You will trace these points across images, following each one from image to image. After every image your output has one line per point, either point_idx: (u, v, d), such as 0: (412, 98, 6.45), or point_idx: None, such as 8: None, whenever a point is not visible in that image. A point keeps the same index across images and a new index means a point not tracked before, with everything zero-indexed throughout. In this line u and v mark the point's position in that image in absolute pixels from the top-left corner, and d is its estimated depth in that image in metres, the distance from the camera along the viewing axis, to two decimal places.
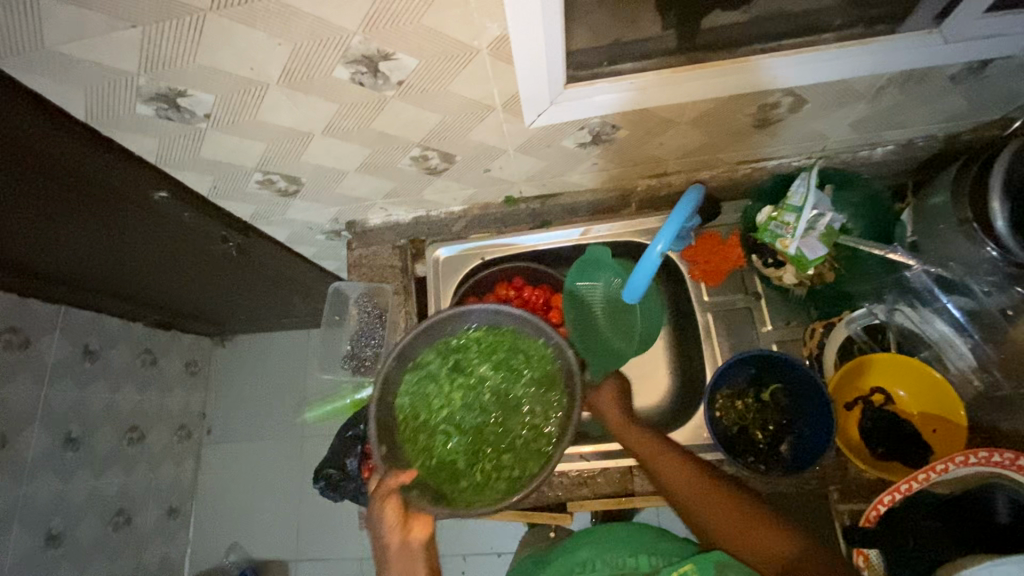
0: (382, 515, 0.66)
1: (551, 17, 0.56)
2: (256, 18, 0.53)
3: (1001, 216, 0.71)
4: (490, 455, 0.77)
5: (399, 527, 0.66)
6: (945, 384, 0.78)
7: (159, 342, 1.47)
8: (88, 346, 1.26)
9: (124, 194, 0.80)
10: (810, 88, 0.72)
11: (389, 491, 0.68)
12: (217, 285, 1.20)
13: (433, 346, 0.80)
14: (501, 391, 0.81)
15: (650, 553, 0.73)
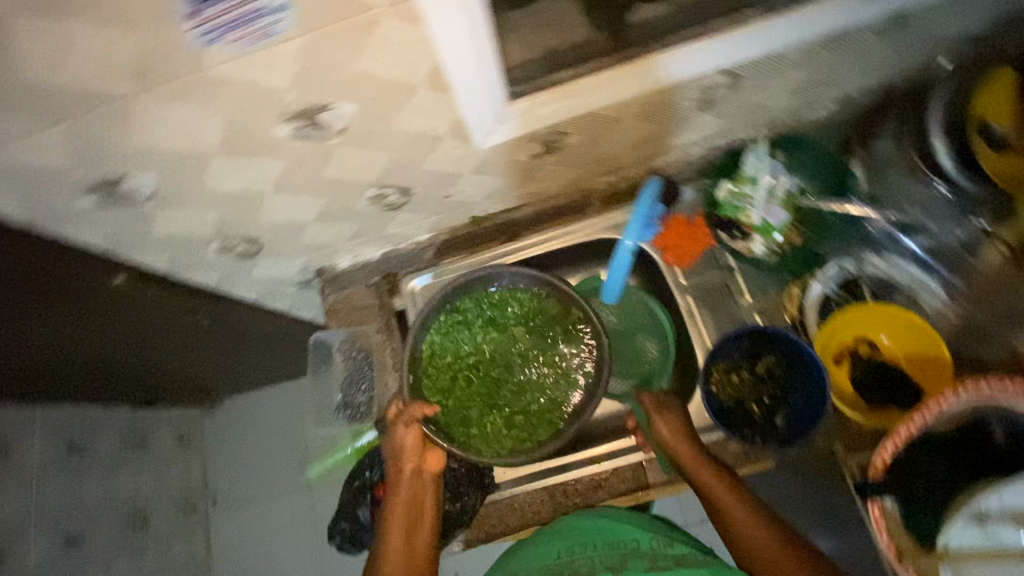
0: (404, 438, 0.83)
1: (481, 40, 0.56)
2: (185, 93, 0.52)
3: (944, 152, 0.76)
4: (506, 413, 0.90)
5: (414, 448, 0.83)
6: (924, 326, 0.80)
7: (146, 421, 1.37)
8: (72, 441, 1.17)
9: (83, 286, 0.77)
10: (744, 64, 0.73)
11: (410, 419, 0.84)
12: (198, 355, 1.14)
13: (477, 300, 0.93)
14: (528, 354, 0.93)
15: (651, 537, 0.75)
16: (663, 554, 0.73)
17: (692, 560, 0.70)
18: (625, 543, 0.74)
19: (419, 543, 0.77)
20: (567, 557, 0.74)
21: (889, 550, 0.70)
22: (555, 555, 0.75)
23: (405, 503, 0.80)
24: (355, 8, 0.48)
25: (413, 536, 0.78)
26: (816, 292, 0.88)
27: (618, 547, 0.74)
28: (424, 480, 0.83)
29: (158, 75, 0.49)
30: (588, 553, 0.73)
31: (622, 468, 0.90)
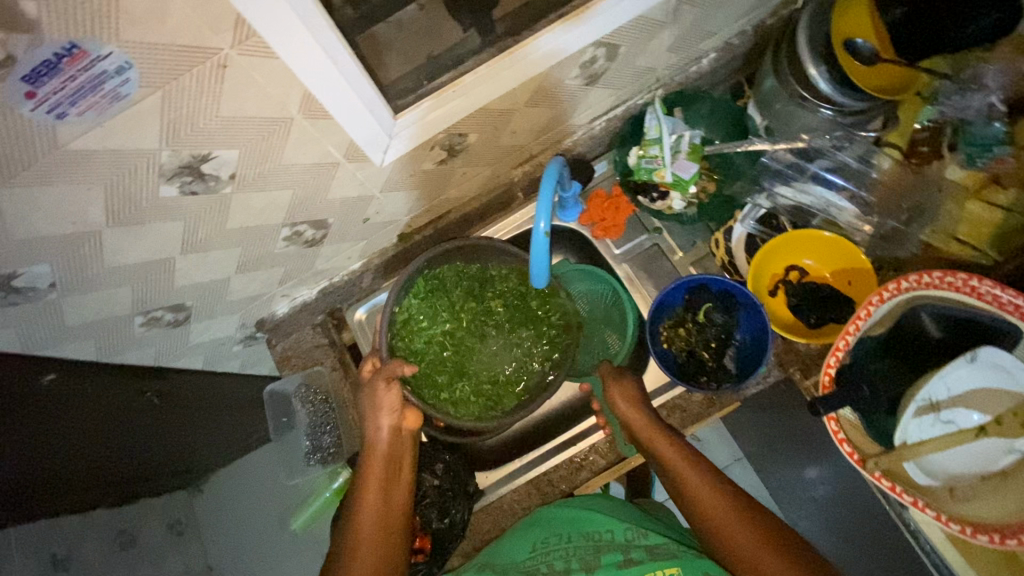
0: (384, 396, 0.82)
1: (343, 61, 0.57)
2: (51, 174, 0.51)
3: (822, 78, 0.80)
4: (477, 381, 0.92)
5: (394, 406, 0.82)
6: (839, 240, 0.84)
7: (136, 513, 0.95)
8: (56, 555, 0.78)
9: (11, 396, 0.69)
10: (615, 34, 0.75)
11: (390, 378, 0.83)
12: (189, 430, 0.97)
13: (455, 271, 0.94)
14: (505, 327, 0.95)
15: (625, 528, 0.78)
16: (635, 543, 0.75)
17: (663, 550, 0.73)
18: (598, 535, 0.78)
19: (395, 497, 0.75)
20: (541, 548, 0.77)
21: (849, 455, 0.75)
22: (533, 546, 0.78)
23: (384, 459, 0.78)
24: (201, 54, 0.48)
25: (389, 491, 0.75)
26: (739, 233, 0.92)
27: (591, 539, 0.77)
28: (400, 439, 0.81)
29: (17, 160, 0.48)
30: (563, 545, 0.77)
31: (599, 442, 0.91)
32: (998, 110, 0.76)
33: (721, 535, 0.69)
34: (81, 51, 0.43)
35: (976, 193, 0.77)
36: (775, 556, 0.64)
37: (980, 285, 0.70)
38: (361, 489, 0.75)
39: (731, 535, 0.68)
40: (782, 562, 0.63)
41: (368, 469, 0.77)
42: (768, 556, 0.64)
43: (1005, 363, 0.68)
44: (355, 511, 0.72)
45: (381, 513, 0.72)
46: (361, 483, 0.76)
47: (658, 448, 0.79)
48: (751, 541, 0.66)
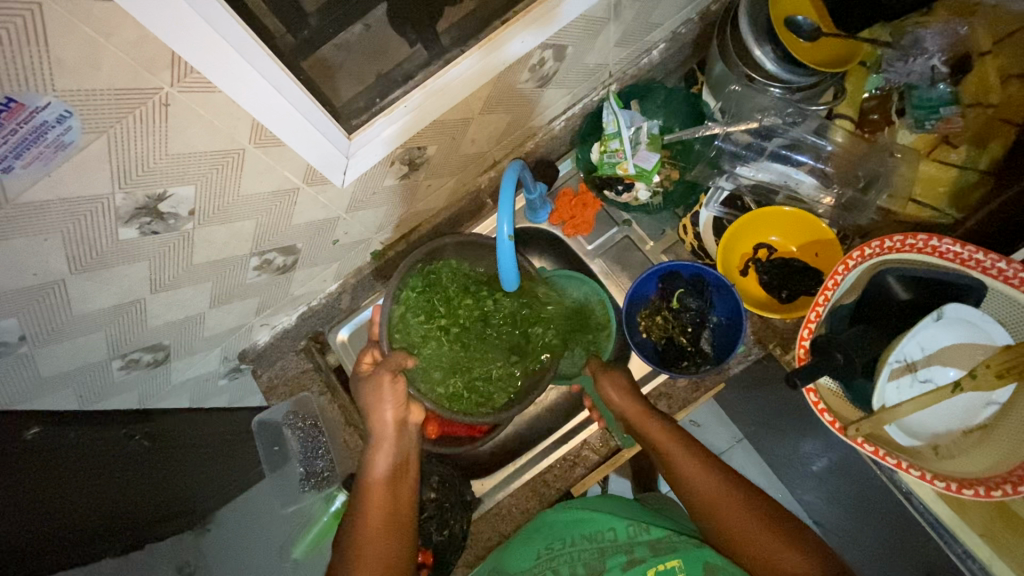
0: (387, 387, 0.77)
1: (287, 86, 0.57)
2: (5, 229, 0.51)
3: (766, 59, 0.81)
4: (469, 378, 0.89)
5: (399, 400, 0.77)
6: (800, 214, 0.86)
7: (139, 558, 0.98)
8: None
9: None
10: (560, 34, 0.76)
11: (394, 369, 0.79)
12: (184, 471, 0.96)
13: (451, 268, 0.90)
14: (500, 320, 0.91)
15: (627, 524, 0.76)
16: (638, 540, 0.73)
17: (665, 544, 0.71)
18: (602, 535, 0.76)
19: (403, 497, 0.70)
20: (546, 554, 0.76)
21: (831, 423, 0.76)
22: (537, 554, 0.77)
23: (390, 455, 0.74)
24: (141, 95, 0.48)
25: (397, 487, 0.71)
26: (705, 216, 0.94)
27: (595, 541, 0.75)
28: (404, 438, 0.77)
29: None
30: (568, 550, 0.75)
31: (591, 438, 0.92)
32: (940, 72, 0.81)
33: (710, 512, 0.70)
34: (18, 105, 0.43)
35: (928, 154, 0.82)
36: (766, 530, 0.65)
37: (940, 243, 0.72)
38: (367, 486, 0.70)
39: (720, 511, 0.69)
40: (770, 534, 0.64)
41: (371, 466, 0.73)
42: (757, 529, 0.65)
43: (969, 316, 0.70)
44: (360, 512, 0.68)
45: (388, 512, 0.68)
46: (366, 481, 0.71)
47: (649, 432, 0.79)
48: (741, 515, 0.67)
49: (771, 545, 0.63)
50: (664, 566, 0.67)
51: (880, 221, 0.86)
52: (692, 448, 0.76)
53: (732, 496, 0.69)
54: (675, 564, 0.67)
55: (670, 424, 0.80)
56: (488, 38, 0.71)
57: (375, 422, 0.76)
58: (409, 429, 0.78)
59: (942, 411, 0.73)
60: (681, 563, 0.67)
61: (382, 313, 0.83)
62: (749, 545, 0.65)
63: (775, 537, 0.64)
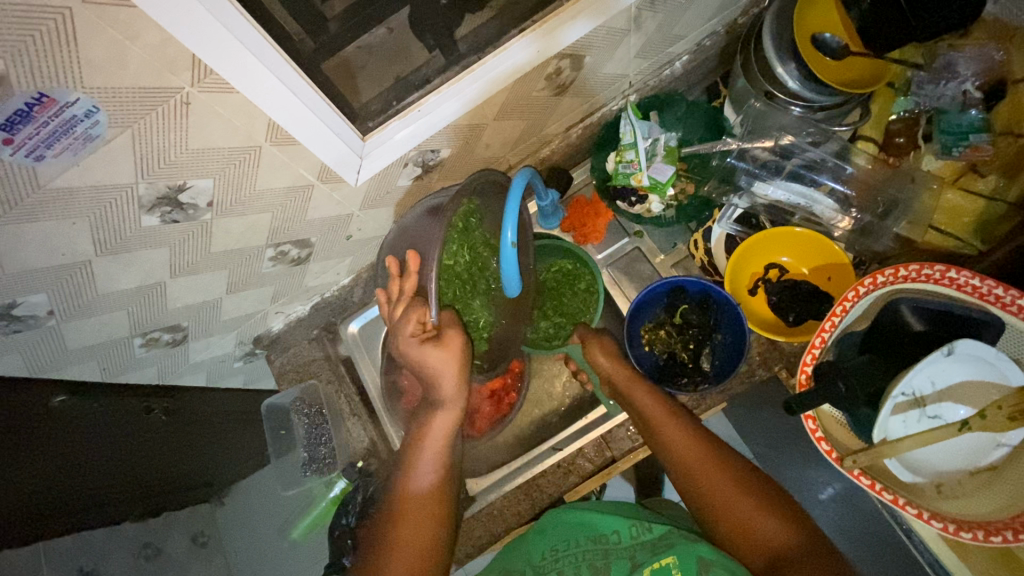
0: (454, 347, 0.72)
1: (302, 90, 0.60)
2: (38, 212, 0.55)
3: (789, 77, 0.79)
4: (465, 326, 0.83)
5: (457, 363, 0.72)
6: (812, 237, 0.85)
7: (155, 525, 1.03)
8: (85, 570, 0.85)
9: (33, 416, 0.74)
10: (578, 44, 0.77)
11: (450, 332, 0.72)
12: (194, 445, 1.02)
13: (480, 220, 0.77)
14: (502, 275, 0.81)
15: (631, 525, 0.75)
16: (642, 542, 0.72)
17: (665, 543, 0.69)
18: (606, 538, 0.75)
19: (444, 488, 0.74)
20: (552, 556, 0.75)
21: (827, 453, 0.75)
22: (541, 555, 0.77)
23: (440, 438, 0.75)
24: (163, 94, 0.51)
25: (442, 478, 0.74)
26: (718, 232, 0.93)
27: (600, 543, 0.75)
28: (452, 417, 0.76)
29: (2, 202, 0.52)
30: (572, 551, 0.75)
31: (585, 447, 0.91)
32: (972, 97, 0.77)
33: (690, 477, 0.70)
34: (49, 100, 0.46)
35: (954, 181, 0.79)
36: (749, 500, 0.65)
37: (958, 276, 0.70)
38: (414, 474, 0.73)
39: (700, 479, 0.69)
40: (754, 507, 0.64)
41: (419, 454, 0.75)
42: (739, 502, 0.65)
43: (983, 355, 0.67)
44: (405, 496, 0.71)
45: (432, 504, 0.71)
46: (413, 467, 0.74)
47: (637, 398, 0.80)
48: (723, 484, 0.68)
49: (752, 514, 0.64)
50: (659, 564, 0.64)
51: (898, 249, 0.84)
52: (680, 417, 0.76)
53: (716, 466, 0.70)
54: (670, 561, 0.64)
55: (658, 393, 0.80)
56: (548, 19, 0.72)
57: (439, 386, 0.74)
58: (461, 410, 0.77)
59: (949, 450, 0.70)
60: (674, 560, 0.64)
61: (433, 274, 0.66)
62: (728, 514, 0.65)
63: (760, 509, 0.64)
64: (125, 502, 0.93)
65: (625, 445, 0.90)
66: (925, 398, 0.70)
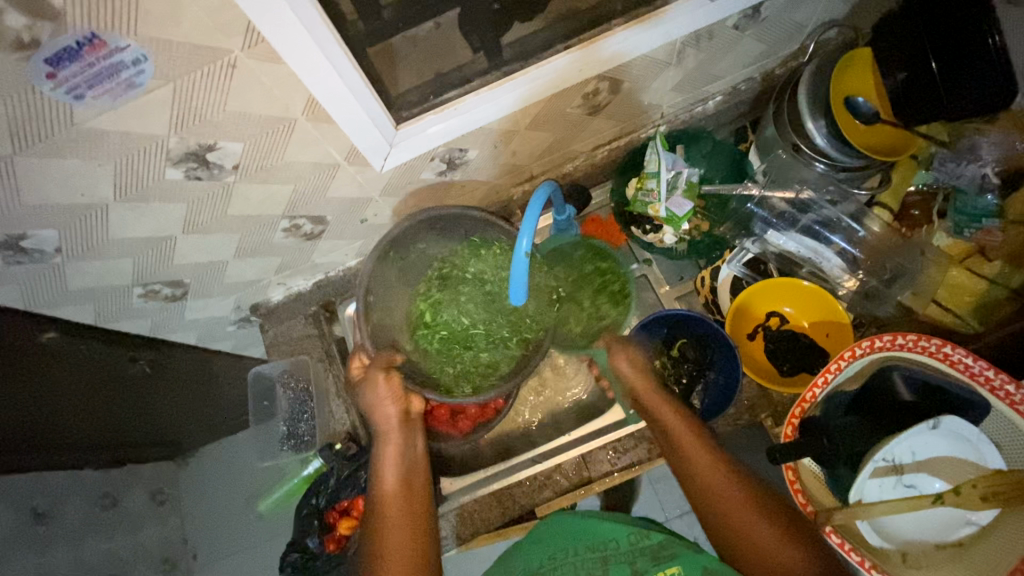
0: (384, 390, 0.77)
1: (348, 73, 0.61)
2: (66, 149, 0.55)
3: (817, 132, 0.83)
4: (443, 360, 0.88)
5: (391, 395, 0.77)
6: (819, 292, 0.86)
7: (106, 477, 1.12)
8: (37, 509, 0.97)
9: (15, 354, 0.76)
10: (617, 69, 0.78)
11: (385, 367, 0.79)
12: (161, 399, 1.05)
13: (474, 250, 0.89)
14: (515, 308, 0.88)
15: (629, 532, 0.74)
16: (641, 549, 0.72)
17: (667, 551, 0.69)
18: (605, 545, 0.74)
19: (418, 487, 0.69)
20: (550, 564, 0.74)
21: (803, 505, 0.77)
22: (539, 562, 0.75)
23: (397, 448, 0.73)
24: (213, 53, 0.52)
25: (409, 481, 0.69)
26: (725, 272, 0.94)
27: (598, 551, 0.73)
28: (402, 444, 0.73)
29: (33, 134, 0.52)
30: (570, 560, 0.73)
31: (564, 464, 0.91)
32: (990, 181, 0.78)
33: (710, 500, 0.66)
34: (100, 42, 0.46)
35: (961, 260, 0.79)
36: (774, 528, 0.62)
37: (953, 352, 0.70)
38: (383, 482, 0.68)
39: (722, 504, 0.65)
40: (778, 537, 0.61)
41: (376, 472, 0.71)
42: (761, 527, 0.62)
43: (966, 433, 0.69)
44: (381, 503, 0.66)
45: (412, 508, 0.66)
46: (381, 482, 0.68)
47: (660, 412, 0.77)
48: (746, 512, 0.63)
49: (779, 543, 0.60)
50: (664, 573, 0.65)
51: (900, 316, 0.85)
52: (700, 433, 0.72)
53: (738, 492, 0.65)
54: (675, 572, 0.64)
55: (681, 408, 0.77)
56: (600, 36, 0.73)
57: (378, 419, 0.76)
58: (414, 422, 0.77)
59: (923, 519, 0.72)
60: (679, 571, 0.65)
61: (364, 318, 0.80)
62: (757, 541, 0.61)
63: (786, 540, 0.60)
64: (82, 447, 0.98)
65: (603, 467, 0.91)
66: (903, 465, 0.73)
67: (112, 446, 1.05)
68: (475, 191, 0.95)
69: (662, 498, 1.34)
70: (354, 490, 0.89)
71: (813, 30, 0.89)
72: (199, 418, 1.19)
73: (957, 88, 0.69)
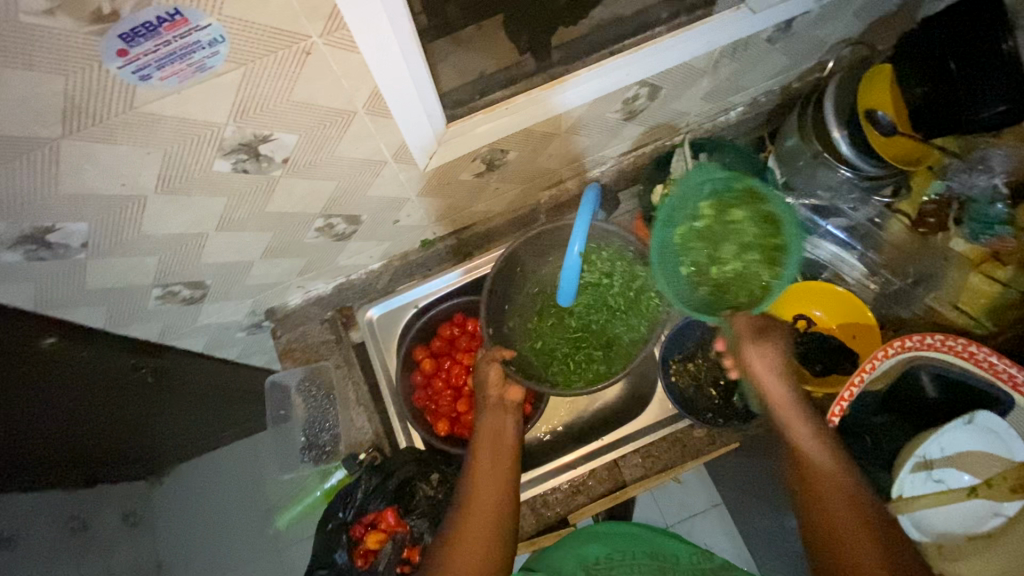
0: (486, 370, 0.85)
1: (416, 68, 0.60)
2: (117, 134, 0.51)
3: (843, 141, 0.88)
4: (563, 340, 0.93)
5: (495, 383, 0.84)
6: (849, 296, 0.89)
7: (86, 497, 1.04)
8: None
9: (15, 360, 0.70)
10: (660, 76, 0.79)
11: (492, 359, 0.86)
12: (157, 411, 1.00)
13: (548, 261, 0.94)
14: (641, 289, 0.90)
15: (692, 554, 0.79)
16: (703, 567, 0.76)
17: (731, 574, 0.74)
18: (667, 557, 0.79)
19: (506, 465, 0.74)
20: (606, 561, 0.77)
21: None
22: (594, 558, 0.77)
23: (490, 431, 0.79)
24: (291, 38, 0.49)
25: (499, 461, 0.74)
26: None
27: (660, 560, 0.78)
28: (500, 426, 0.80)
29: (84, 116, 0.48)
30: (628, 561, 0.77)
31: (598, 468, 0.90)
32: (1000, 192, 0.83)
33: (806, 496, 0.65)
34: (182, 19, 0.44)
35: (978, 265, 0.83)
36: (872, 548, 0.57)
37: (978, 351, 0.73)
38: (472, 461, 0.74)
39: (813, 492, 0.64)
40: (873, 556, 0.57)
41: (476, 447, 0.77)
42: (851, 520, 0.60)
43: (996, 428, 0.73)
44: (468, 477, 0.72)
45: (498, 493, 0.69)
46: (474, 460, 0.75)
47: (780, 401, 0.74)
48: (836, 500, 0.62)
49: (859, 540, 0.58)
50: None
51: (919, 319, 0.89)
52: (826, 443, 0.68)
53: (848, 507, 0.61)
54: None
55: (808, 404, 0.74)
56: (648, 44, 0.74)
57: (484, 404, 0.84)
58: (509, 409, 0.83)
59: (955, 514, 0.74)
60: None
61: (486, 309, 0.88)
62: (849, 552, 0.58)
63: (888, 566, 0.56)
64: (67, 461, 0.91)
65: (638, 471, 0.89)
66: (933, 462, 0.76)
67: (97, 460, 0.98)
68: (506, 193, 0.94)
69: (669, 503, 1.35)
70: (382, 501, 0.86)
71: (831, 47, 0.93)
72: (191, 430, 1.13)
73: (976, 85, 0.72)
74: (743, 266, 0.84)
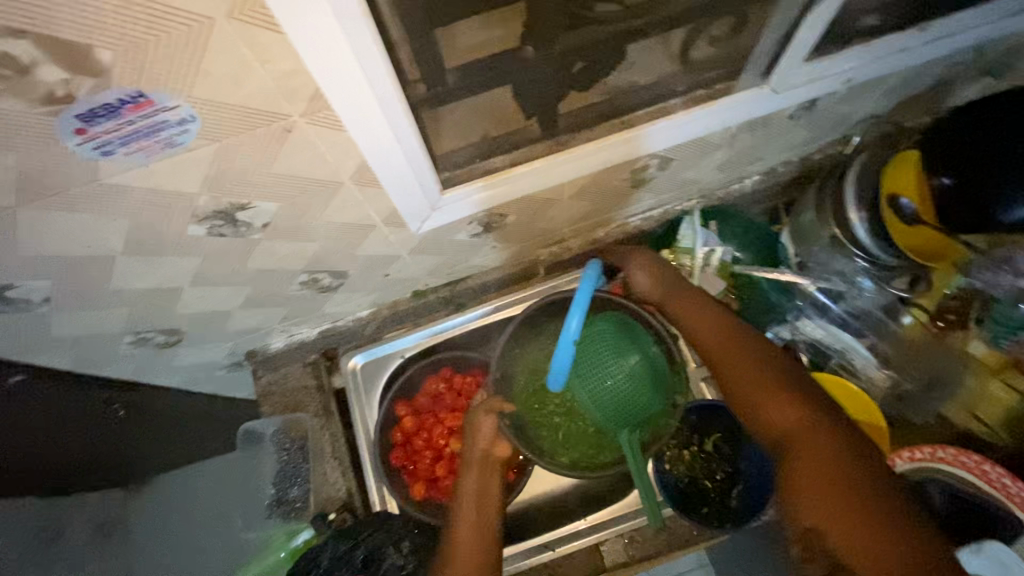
0: (481, 424, 0.80)
1: (410, 143, 0.56)
2: (79, 203, 0.48)
3: (861, 229, 0.83)
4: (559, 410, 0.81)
5: (488, 437, 0.80)
6: (862, 395, 0.84)
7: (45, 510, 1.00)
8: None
9: None
10: (672, 149, 0.76)
11: (489, 411, 0.80)
12: None
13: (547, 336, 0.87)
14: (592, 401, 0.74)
15: None
16: None
17: None
18: None
19: (489, 529, 0.73)
20: None
21: None
22: None
23: (474, 488, 0.77)
24: (269, 117, 0.46)
25: (483, 529, 0.73)
26: None
27: None
28: (485, 482, 0.78)
29: (42, 187, 0.45)
30: None
31: (578, 552, 0.87)
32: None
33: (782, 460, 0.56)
34: (146, 101, 0.40)
35: (997, 373, 0.78)
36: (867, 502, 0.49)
37: (992, 470, 0.71)
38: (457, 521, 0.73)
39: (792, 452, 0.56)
40: (887, 538, 0.47)
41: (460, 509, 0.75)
42: (814, 454, 0.54)
43: (1009, 560, 0.65)
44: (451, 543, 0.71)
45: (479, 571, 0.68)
46: (456, 522, 0.73)
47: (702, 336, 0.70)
48: (812, 446, 0.55)
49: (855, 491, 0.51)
50: None
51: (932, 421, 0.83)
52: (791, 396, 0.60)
53: (857, 517, 0.49)
54: None
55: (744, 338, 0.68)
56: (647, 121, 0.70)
57: (468, 453, 0.80)
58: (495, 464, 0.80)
59: None
60: None
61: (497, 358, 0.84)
62: (809, 521, 0.51)
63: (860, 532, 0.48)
64: None
65: (621, 556, 0.86)
66: None
67: None
68: (504, 251, 0.91)
69: None
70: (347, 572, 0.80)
71: (856, 123, 0.89)
72: None
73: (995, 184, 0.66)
74: (621, 403, 0.73)
